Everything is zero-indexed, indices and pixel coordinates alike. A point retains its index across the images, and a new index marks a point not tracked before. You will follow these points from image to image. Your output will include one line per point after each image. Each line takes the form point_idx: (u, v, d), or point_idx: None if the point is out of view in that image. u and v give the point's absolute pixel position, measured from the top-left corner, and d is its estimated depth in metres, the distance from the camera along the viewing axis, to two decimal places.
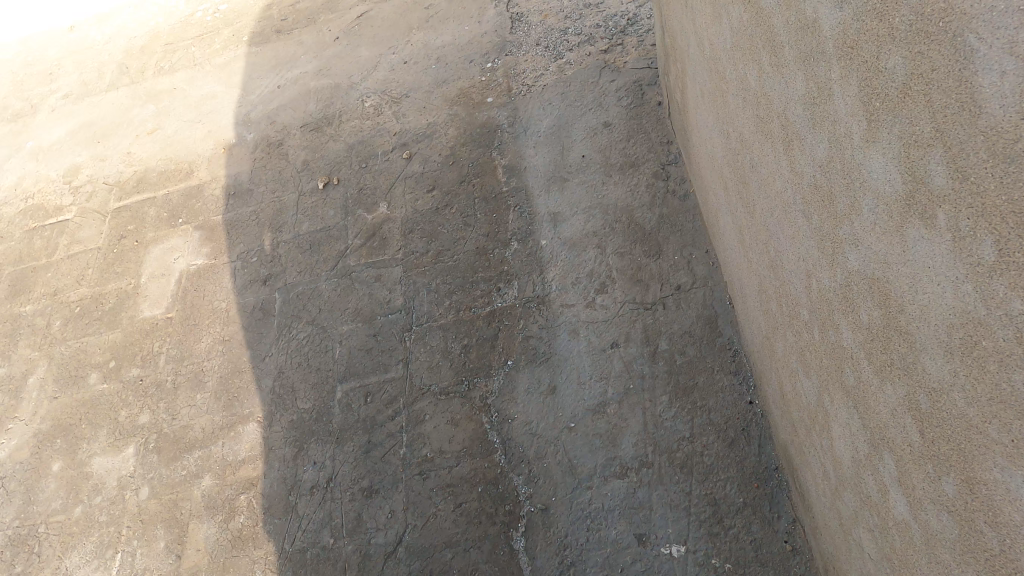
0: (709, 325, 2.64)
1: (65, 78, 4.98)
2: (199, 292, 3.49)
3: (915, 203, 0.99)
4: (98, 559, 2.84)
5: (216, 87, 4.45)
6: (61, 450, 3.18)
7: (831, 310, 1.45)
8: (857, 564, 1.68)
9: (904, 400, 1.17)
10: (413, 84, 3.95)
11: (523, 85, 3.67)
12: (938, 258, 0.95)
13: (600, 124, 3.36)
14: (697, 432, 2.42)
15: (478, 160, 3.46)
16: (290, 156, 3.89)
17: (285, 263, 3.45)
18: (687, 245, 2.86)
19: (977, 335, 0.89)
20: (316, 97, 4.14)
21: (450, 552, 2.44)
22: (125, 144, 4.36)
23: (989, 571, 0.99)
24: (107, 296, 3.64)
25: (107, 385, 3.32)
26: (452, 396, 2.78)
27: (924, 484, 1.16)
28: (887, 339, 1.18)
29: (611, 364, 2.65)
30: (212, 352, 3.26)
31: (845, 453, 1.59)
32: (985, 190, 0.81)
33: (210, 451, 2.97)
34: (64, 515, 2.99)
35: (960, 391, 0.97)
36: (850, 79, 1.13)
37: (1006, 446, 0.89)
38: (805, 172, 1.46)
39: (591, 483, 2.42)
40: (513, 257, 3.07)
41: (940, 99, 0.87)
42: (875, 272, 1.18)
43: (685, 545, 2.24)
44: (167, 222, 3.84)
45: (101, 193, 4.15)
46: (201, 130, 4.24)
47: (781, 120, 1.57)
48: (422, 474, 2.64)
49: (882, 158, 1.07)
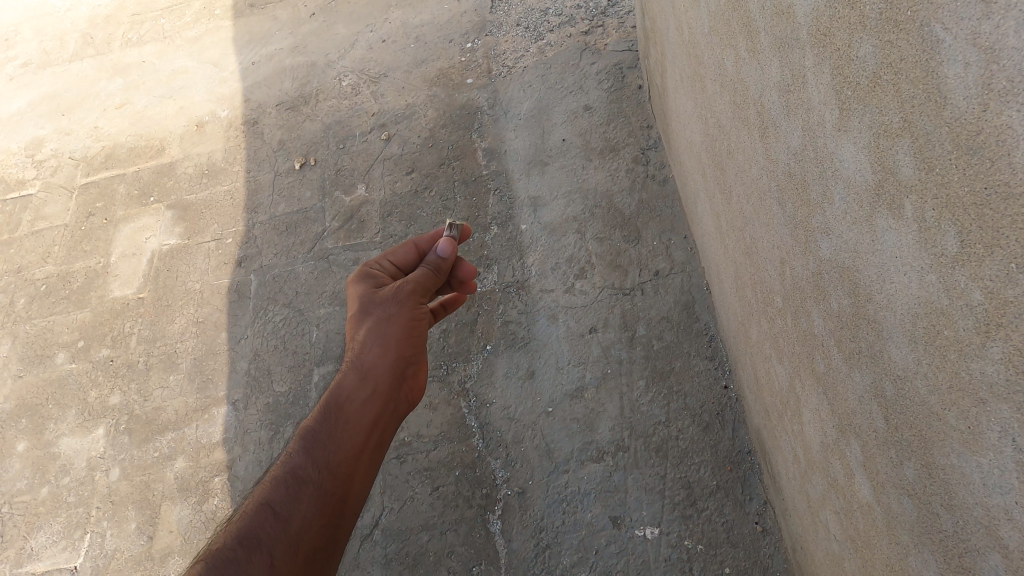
0: (686, 311, 2.66)
1: (24, 45, 4.83)
2: (172, 272, 3.43)
3: (883, 193, 0.99)
4: (67, 540, 2.82)
5: (188, 61, 4.34)
6: (27, 430, 3.14)
7: (803, 298, 1.47)
8: (824, 544, 1.72)
9: (870, 387, 1.19)
10: (392, 63, 3.90)
11: (504, 67, 3.64)
12: (905, 249, 0.96)
13: (580, 107, 3.34)
14: (672, 416, 2.45)
15: (457, 142, 3.43)
16: (265, 135, 3.83)
17: (260, 244, 3.40)
18: (666, 231, 2.87)
19: (940, 324, 0.90)
20: (292, 75, 4.06)
21: (426, 535, 2.46)
22: (92, 118, 4.25)
23: (944, 553, 1.02)
24: (75, 274, 3.57)
25: (76, 365, 3.26)
26: (430, 380, 2.77)
27: (887, 469, 1.18)
28: (856, 327, 1.20)
29: (589, 350, 2.65)
30: (185, 333, 3.22)
31: (814, 438, 1.61)
32: (949, 181, 0.82)
33: (183, 433, 2.94)
34: (32, 495, 2.97)
35: (922, 379, 0.99)
36: (823, 67, 1.13)
37: (963, 433, 0.90)
38: (780, 159, 1.46)
39: (567, 467, 2.44)
40: (493, 242, 3.05)
41: (908, 90, 0.87)
42: (845, 261, 1.19)
43: (658, 527, 2.27)
44: (137, 200, 3.76)
45: (68, 168, 4.05)
46: (172, 106, 4.14)
47: (757, 108, 1.57)
48: (400, 457, 2.64)
49: (854, 147, 1.07)
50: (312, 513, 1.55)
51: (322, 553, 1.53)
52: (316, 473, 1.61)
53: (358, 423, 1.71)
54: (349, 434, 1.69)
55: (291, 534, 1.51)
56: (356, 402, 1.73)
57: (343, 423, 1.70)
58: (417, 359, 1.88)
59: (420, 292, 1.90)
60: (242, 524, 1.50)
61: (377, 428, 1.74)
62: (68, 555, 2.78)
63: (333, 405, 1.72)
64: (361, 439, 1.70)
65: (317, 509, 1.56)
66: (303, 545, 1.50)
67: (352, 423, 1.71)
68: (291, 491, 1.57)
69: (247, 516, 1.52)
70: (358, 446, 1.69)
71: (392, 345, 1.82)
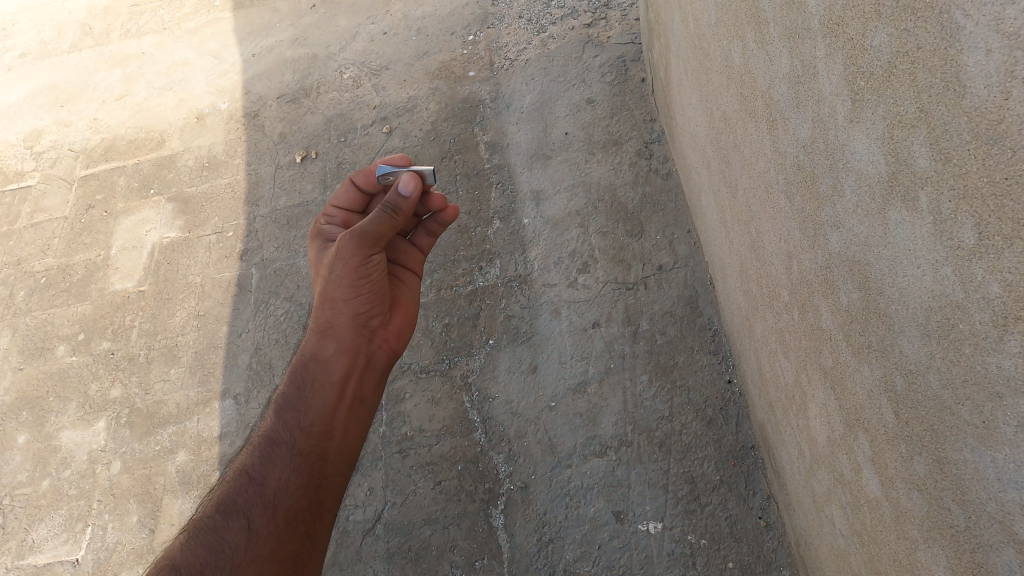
0: (689, 305, 2.64)
1: (22, 35, 4.80)
2: (173, 265, 3.42)
3: (897, 185, 0.98)
4: (68, 532, 2.81)
5: (188, 53, 4.31)
6: (28, 422, 3.13)
7: (811, 292, 1.45)
8: (829, 539, 1.71)
9: (880, 382, 1.18)
10: (393, 55, 3.87)
11: (506, 59, 3.61)
12: (918, 241, 0.95)
13: (583, 101, 3.32)
14: (676, 411, 2.44)
15: (459, 136, 3.41)
16: (266, 128, 3.81)
17: (262, 238, 3.38)
18: (669, 225, 2.85)
19: (955, 318, 0.89)
20: (293, 67, 4.03)
21: (429, 530, 2.45)
22: (91, 110, 4.23)
23: (956, 548, 1.01)
24: (75, 267, 3.56)
25: (77, 358, 3.25)
26: (432, 375, 2.76)
27: (897, 464, 1.17)
28: (866, 321, 1.19)
29: (592, 344, 2.64)
30: (186, 326, 3.21)
31: (820, 432, 1.60)
32: (967, 171, 0.80)
33: (184, 427, 2.93)
34: (33, 488, 2.96)
35: (935, 373, 0.98)
36: (835, 58, 1.12)
37: (977, 428, 0.89)
38: (788, 152, 1.45)
39: (570, 461, 2.43)
40: (495, 236, 3.04)
41: (925, 79, 0.85)
42: (855, 254, 1.18)
43: (662, 522, 2.26)
44: (137, 192, 3.74)
45: (67, 160, 4.03)
46: (172, 98, 4.11)
47: (765, 100, 1.55)
48: (402, 452, 2.63)
49: (866, 139, 1.06)
50: (286, 471, 1.82)
51: (299, 505, 1.80)
52: (288, 435, 1.88)
53: (325, 387, 1.96)
54: (317, 399, 1.94)
55: (268, 495, 1.77)
56: (322, 361, 1.98)
57: (311, 390, 1.95)
58: (377, 312, 2.05)
59: (367, 243, 1.98)
60: (224, 490, 1.78)
61: (347, 387, 1.99)
62: (69, 548, 2.77)
63: (301, 369, 1.98)
64: (332, 400, 1.96)
65: (291, 468, 1.83)
66: (278, 502, 1.77)
67: (322, 383, 1.96)
68: (265, 456, 1.84)
69: (227, 484, 1.79)
70: (330, 407, 1.95)
71: (344, 304, 2.00)
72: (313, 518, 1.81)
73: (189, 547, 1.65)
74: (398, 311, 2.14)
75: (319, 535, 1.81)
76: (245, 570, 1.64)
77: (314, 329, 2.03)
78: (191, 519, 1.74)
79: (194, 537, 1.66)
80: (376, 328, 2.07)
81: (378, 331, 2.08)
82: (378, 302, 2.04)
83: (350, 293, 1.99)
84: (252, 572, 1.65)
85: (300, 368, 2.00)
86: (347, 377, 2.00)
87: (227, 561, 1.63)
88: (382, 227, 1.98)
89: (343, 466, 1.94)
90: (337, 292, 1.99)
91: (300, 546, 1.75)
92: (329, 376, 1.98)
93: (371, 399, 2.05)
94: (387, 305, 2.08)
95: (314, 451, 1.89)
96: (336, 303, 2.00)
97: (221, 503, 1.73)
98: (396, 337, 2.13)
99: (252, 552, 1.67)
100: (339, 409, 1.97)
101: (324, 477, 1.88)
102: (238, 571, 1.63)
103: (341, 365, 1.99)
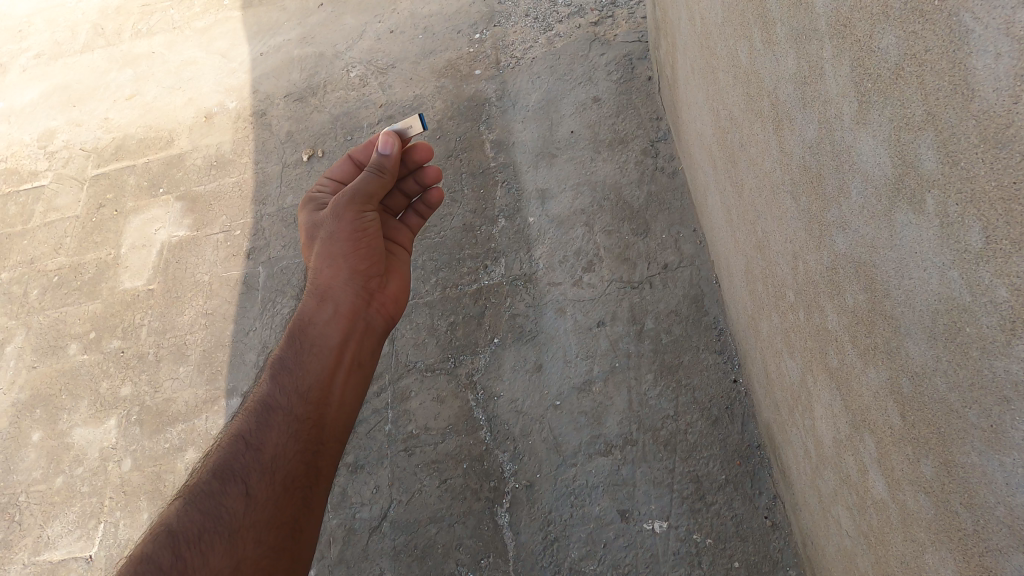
0: (695, 304, 2.64)
1: (35, 36, 4.83)
2: (182, 264, 3.44)
3: (903, 187, 0.98)
4: (80, 529, 2.84)
5: (197, 52, 4.33)
6: (41, 420, 3.16)
7: (817, 292, 1.45)
8: (835, 540, 1.71)
9: (886, 383, 1.18)
10: (400, 54, 3.87)
11: (512, 58, 3.61)
12: (925, 243, 0.94)
13: (589, 99, 3.31)
14: (681, 410, 2.44)
15: (465, 134, 3.41)
16: (273, 127, 3.82)
17: (269, 236, 3.39)
18: (675, 224, 2.85)
19: (962, 321, 0.89)
20: (300, 66, 4.04)
21: (435, 528, 2.46)
22: (102, 109, 4.25)
23: (964, 551, 1.01)
24: (86, 266, 3.58)
25: (88, 356, 3.28)
26: (438, 373, 2.77)
27: (903, 466, 1.17)
28: (872, 323, 1.18)
29: (598, 343, 2.64)
30: (195, 325, 3.23)
31: (826, 433, 1.60)
32: (975, 175, 0.80)
33: (193, 424, 2.95)
34: (46, 485, 2.99)
35: (941, 375, 0.98)
36: (842, 59, 1.11)
37: (984, 431, 0.89)
38: (794, 153, 1.44)
39: (576, 460, 2.44)
40: (500, 234, 3.04)
41: (933, 82, 0.85)
42: (861, 256, 1.18)
43: (667, 521, 2.27)
44: (147, 191, 3.76)
45: (78, 159, 4.05)
46: (181, 97, 4.13)
47: (771, 100, 1.55)
48: (408, 450, 2.64)
49: (872, 140, 1.05)
50: (283, 437, 1.80)
51: (297, 471, 1.77)
52: (285, 401, 1.87)
53: (323, 351, 1.97)
54: (315, 363, 1.94)
55: (265, 460, 1.76)
56: (319, 325, 2.00)
57: (309, 354, 1.96)
58: (372, 274, 2.08)
59: (358, 201, 2.05)
60: (221, 456, 1.76)
61: (346, 351, 2.00)
62: (82, 545, 2.80)
63: (298, 333, 1.99)
64: (330, 363, 1.96)
65: (289, 433, 1.82)
66: (275, 468, 1.75)
67: (319, 347, 1.97)
68: (262, 422, 1.82)
69: (222, 450, 1.78)
70: (328, 370, 1.95)
71: (341, 266, 2.03)
72: (312, 485, 1.79)
73: (186, 514, 1.64)
74: (394, 275, 2.18)
75: (317, 502, 1.78)
76: (244, 536, 1.63)
77: (310, 293, 2.05)
78: (187, 486, 1.72)
79: (191, 503, 1.66)
80: (375, 293, 2.10)
81: (376, 295, 2.11)
82: (373, 263, 2.08)
83: (346, 252, 2.03)
84: (251, 537, 1.63)
85: (297, 332, 2.01)
86: (346, 341, 2.01)
87: (224, 527, 1.62)
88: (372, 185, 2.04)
89: (340, 432, 1.93)
90: (334, 253, 2.03)
91: (299, 514, 1.73)
92: (326, 340, 1.99)
93: (369, 364, 2.06)
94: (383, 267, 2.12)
95: (311, 417, 1.87)
96: (332, 265, 2.03)
97: (217, 470, 1.72)
98: (393, 302, 2.16)
99: (250, 518, 1.65)
100: (337, 373, 1.97)
101: (322, 443, 1.86)
102: (237, 537, 1.62)
103: (339, 329, 2.01)
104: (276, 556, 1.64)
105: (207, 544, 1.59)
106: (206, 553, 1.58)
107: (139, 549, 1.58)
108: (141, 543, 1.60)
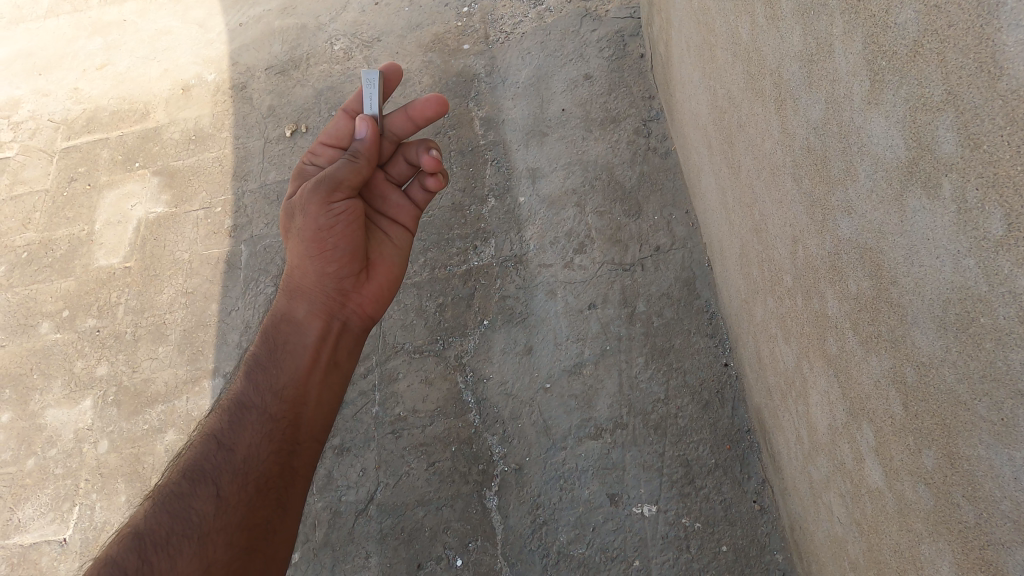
0: (687, 287, 2.61)
1: None
2: (160, 241, 3.34)
3: (917, 170, 0.94)
4: (54, 512, 2.77)
5: (172, 22, 4.18)
6: (11, 400, 3.08)
7: (817, 278, 1.42)
8: (825, 525, 1.70)
9: (889, 372, 1.15)
10: (385, 27, 3.77)
11: (501, 32, 3.53)
12: (939, 231, 0.91)
13: (581, 76, 3.24)
14: (671, 393, 2.42)
15: (453, 111, 3.33)
16: (254, 101, 3.71)
17: (251, 214, 3.31)
18: (667, 205, 2.81)
19: (976, 311, 0.86)
20: (281, 37, 3.92)
21: (422, 511, 2.43)
22: (71, 79, 4.10)
23: (963, 543, 0.99)
24: (57, 242, 3.47)
25: (61, 335, 3.19)
26: (426, 355, 2.73)
27: (903, 456, 1.15)
28: (876, 311, 1.15)
29: (588, 325, 2.61)
30: (174, 304, 3.15)
31: (821, 420, 1.58)
32: (998, 159, 0.77)
33: (173, 406, 2.88)
34: (18, 466, 2.92)
35: (950, 366, 0.95)
36: (854, 35, 1.07)
37: (995, 425, 0.87)
38: (798, 134, 1.40)
39: (565, 443, 2.42)
40: (490, 215, 2.98)
41: (954, 59, 0.81)
42: (867, 241, 1.15)
43: (656, 505, 2.26)
44: (122, 166, 3.64)
45: (47, 131, 3.91)
46: (156, 68, 3.99)
47: (774, 78, 1.50)
48: (395, 432, 2.61)
49: (884, 121, 1.01)
50: (256, 438, 1.76)
51: (271, 472, 1.74)
52: (258, 399, 1.82)
53: (298, 351, 1.91)
54: (288, 363, 1.88)
55: (239, 461, 1.72)
56: (294, 324, 1.93)
57: (282, 353, 1.90)
58: (347, 270, 1.96)
59: (328, 187, 1.88)
60: (194, 455, 1.73)
61: (323, 353, 1.93)
62: (56, 528, 2.74)
63: (275, 333, 1.93)
64: (305, 364, 1.90)
65: (263, 434, 1.77)
66: (247, 469, 1.71)
67: (293, 344, 1.91)
68: (234, 420, 1.79)
69: (195, 449, 1.74)
70: (303, 372, 1.88)
71: (312, 266, 1.93)
72: (285, 485, 1.75)
73: (154, 515, 1.61)
74: (377, 271, 2.04)
75: (293, 502, 1.75)
76: (215, 539, 1.59)
77: (284, 289, 1.99)
78: (158, 485, 1.69)
79: (160, 504, 1.62)
80: (351, 292, 2.00)
81: (353, 294, 2.00)
82: (349, 261, 1.95)
83: (314, 251, 1.90)
84: (221, 540, 1.60)
85: (272, 330, 1.95)
86: (322, 341, 1.94)
87: (194, 530, 1.59)
88: (345, 172, 1.90)
89: (316, 433, 1.88)
90: (304, 250, 1.91)
91: (271, 513, 1.69)
92: (300, 338, 1.92)
93: (346, 364, 1.99)
94: (364, 264, 1.99)
95: (286, 416, 1.83)
96: (305, 262, 1.93)
97: (188, 470, 1.69)
98: (374, 299, 2.05)
99: (222, 520, 1.62)
100: (312, 372, 1.90)
101: (297, 443, 1.82)
102: (207, 540, 1.58)
103: (314, 328, 1.94)
104: (248, 558, 1.61)
105: (175, 546, 1.56)
106: (173, 556, 1.54)
107: (106, 551, 1.55)
108: (108, 544, 1.57)
